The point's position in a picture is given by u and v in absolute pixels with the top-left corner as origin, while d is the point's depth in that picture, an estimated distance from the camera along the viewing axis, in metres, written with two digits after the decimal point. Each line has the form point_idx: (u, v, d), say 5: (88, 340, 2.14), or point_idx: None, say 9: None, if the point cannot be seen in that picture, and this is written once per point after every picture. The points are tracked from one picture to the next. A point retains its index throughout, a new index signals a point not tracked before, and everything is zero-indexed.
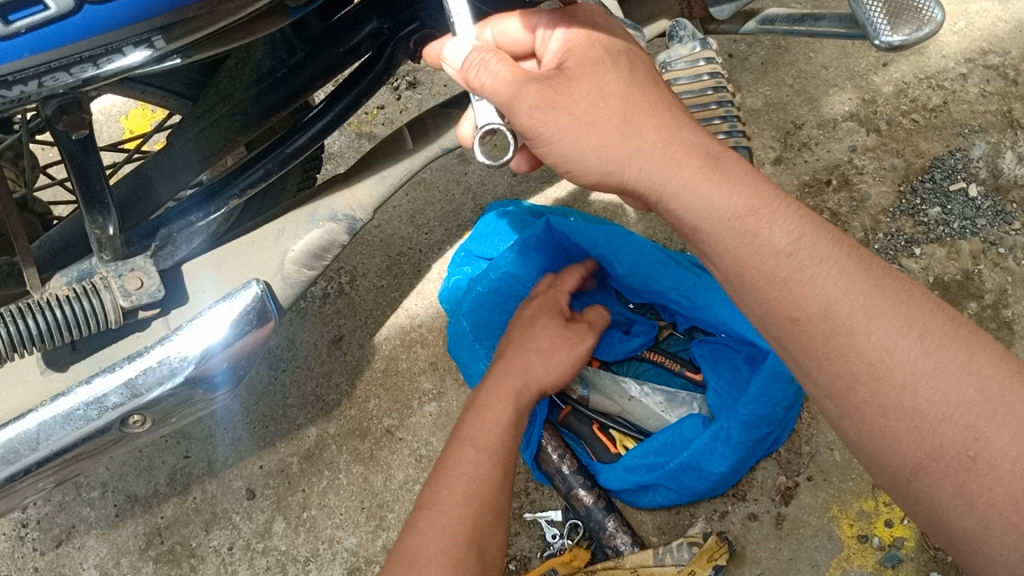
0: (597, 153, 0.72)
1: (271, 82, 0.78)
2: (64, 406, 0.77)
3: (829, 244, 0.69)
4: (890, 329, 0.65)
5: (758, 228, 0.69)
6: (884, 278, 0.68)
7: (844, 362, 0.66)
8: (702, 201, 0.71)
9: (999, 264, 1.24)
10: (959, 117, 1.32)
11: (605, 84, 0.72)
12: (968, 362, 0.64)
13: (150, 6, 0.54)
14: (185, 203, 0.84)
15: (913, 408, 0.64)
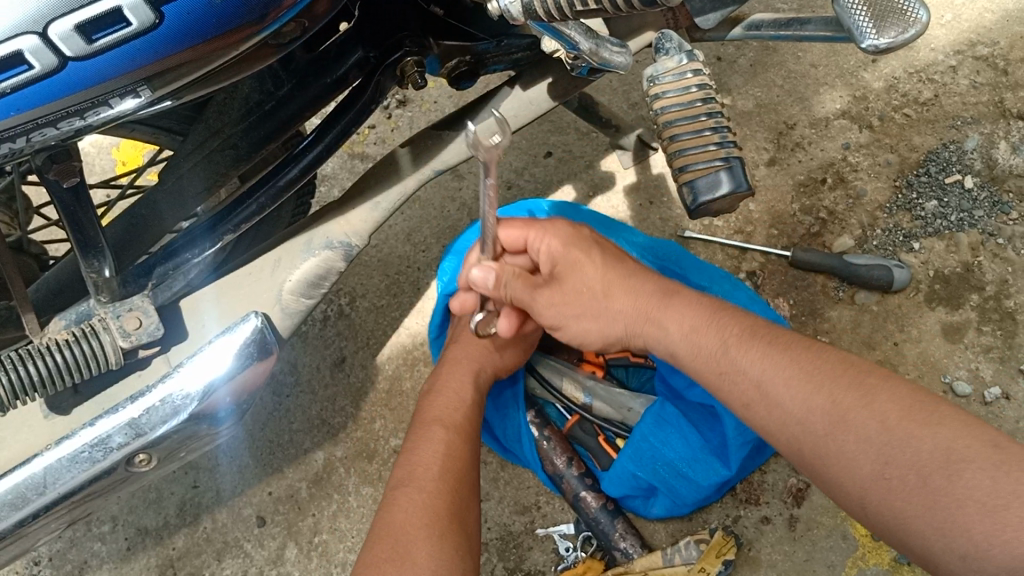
0: (633, 302, 0.84)
1: (260, 115, 0.78)
2: (69, 449, 0.77)
3: (757, 338, 0.74)
4: (779, 384, 0.70)
5: (699, 332, 0.78)
6: (791, 344, 0.72)
7: (782, 429, 0.69)
8: (689, 334, 0.78)
9: (998, 255, 1.24)
10: (951, 109, 1.32)
11: (585, 278, 0.88)
12: (865, 401, 0.65)
13: (134, 60, 0.55)
14: (191, 232, 0.85)
15: (837, 447, 0.65)
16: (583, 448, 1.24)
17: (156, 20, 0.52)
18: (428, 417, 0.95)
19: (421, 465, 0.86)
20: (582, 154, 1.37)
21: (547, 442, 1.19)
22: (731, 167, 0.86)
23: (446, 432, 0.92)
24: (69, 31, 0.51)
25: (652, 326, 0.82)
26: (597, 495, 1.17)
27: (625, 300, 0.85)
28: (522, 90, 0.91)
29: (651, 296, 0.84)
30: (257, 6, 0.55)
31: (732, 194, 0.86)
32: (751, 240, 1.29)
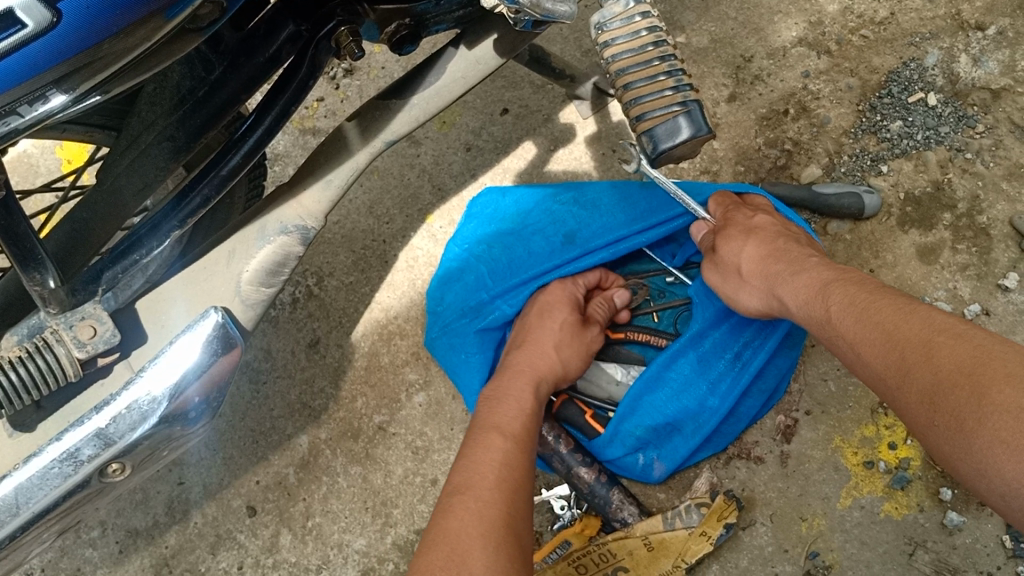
0: (798, 280, 0.93)
1: (193, 103, 0.75)
2: (39, 466, 0.75)
3: (860, 288, 0.85)
4: (920, 384, 0.71)
5: (820, 295, 0.88)
6: (947, 336, 0.71)
7: (915, 372, 0.72)
8: (854, 344, 0.81)
9: (968, 170, 1.22)
10: (908, 26, 1.29)
11: (742, 258, 1.02)
12: (995, 350, 0.68)
13: (36, 62, 0.51)
14: (154, 216, 0.82)
15: (965, 375, 0.67)
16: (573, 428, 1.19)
17: (53, 18, 0.49)
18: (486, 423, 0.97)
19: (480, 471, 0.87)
20: (539, 108, 1.34)
21: None
22: (689, 111, 0.84)
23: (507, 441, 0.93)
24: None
25: (836, 346, 0.85)
26: (591, 467, 1.14)
27: (804, 282, 0.92)
28: (468, 49, 0.88)
29: (836, 304, 0.85)
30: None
31: (692, 139, 0.84)
32: (718, 178, 1.27)
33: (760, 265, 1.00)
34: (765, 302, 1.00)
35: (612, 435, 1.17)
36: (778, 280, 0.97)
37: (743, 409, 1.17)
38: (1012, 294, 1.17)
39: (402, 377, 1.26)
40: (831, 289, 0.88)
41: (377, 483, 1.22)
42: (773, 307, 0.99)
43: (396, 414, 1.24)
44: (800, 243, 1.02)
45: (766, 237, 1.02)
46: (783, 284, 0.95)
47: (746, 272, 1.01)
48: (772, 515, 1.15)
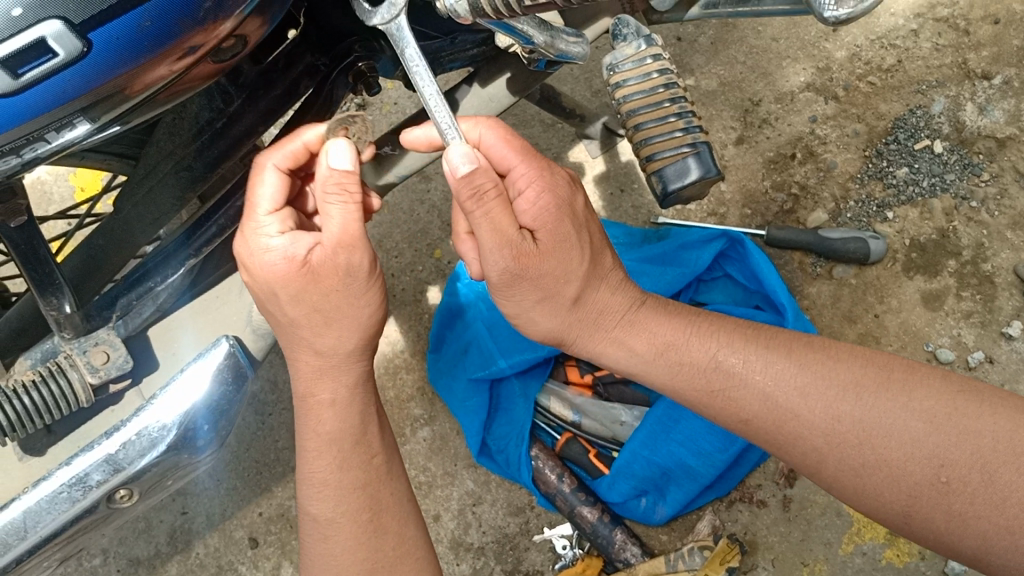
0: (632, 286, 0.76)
1: (211, 133, 0.75)
2: (48, 490, 0.76)
3: (736, 339, 0.73)
4: (899, 433, 0.65)
5: (683, 346, 0.73)
6: (894, 369, 0.68)
7: (801, 416, 0.68)
8: (773, 395, 0.69)
9: (973, 218, 1.24)
10: (915, 74, 1.31)
11: (570, 263, 0.70)
12: (899, 388, 0.66)
13: (65, 90, 0.51)
14: (167, 247, 0.82)
15: (873, 415, 0.66)
16: (576, 465, 1.21)
17: (84, 47, 0.49)
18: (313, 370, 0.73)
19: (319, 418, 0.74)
20: (549, 146, 1.35)
21: (538, 460, 1.18)
22: (698, 152, 0.85)
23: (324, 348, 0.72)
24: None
25: (729, 399, 0.71)
26: (594, 508, 1.16)
27: (658, 326, 0.75)
28: (481, 86, 0.89)
29: (735, 346, 0.73)
30: (195, 23, 0.52)
31: (701, 179, 0.85)
32: (725, 221, 1.28)
33: (502, 234, 0.67)
34: (623, 339, 0.74)
35: (612, 485, 1.17)
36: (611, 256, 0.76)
37: (748, 460, 1.17)
38: (1015, 342, 1.20)
39: (407, 412, 1.25)
40: (728, 354, 0.72)
41: None
42: (563, 333, 0.74)
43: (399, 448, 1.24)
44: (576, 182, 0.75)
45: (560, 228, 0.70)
46: (612, 324, 0.74)
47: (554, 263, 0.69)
48: (773, 560, 1.16)
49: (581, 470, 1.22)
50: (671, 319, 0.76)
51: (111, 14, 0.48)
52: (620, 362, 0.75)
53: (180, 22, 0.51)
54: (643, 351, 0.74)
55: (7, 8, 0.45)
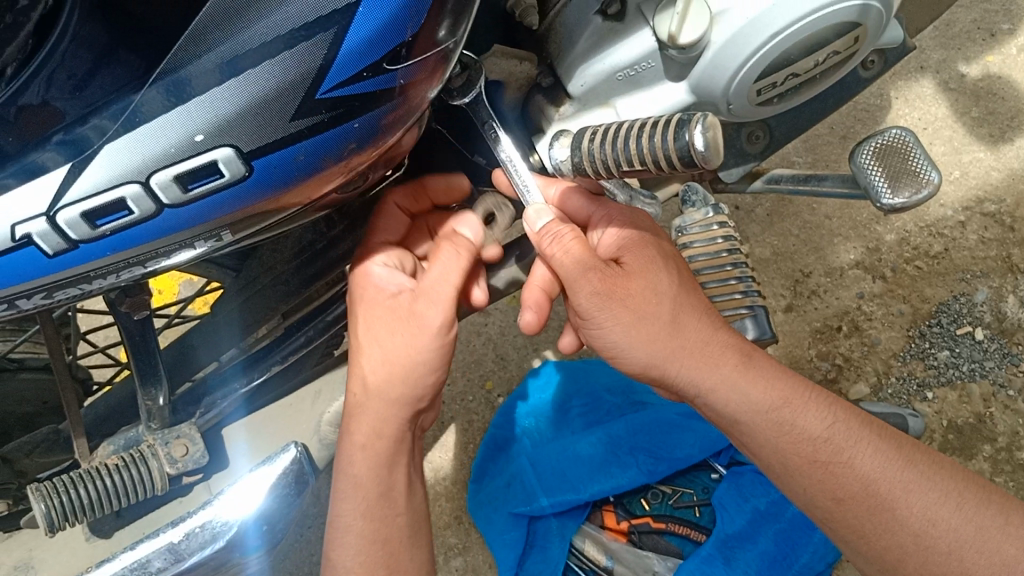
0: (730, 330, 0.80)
1: (311, 253, 0.82)
2: (109, 570, 0.81)
3: (859, 426, 0.77)
4: (991, 553, 0.72)
5: (794, 418, 0.76)
6: (991, 493, 0.75)
7: (902, 503, 0.74)
8: (872, 480, 0.74)
9: (1009, 406, 1.29)
10: (961, 262, 1.37)
11: (657, 283, 0.77)
12: (1003, 523, 0.73)
13: (221, 205, 0.57)
14: (226, 371, 0.86)
15: (970, 532, 0.73)
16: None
17: (245, 172, 0.56)
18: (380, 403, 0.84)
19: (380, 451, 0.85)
20: None
21: None
22: (755, 314, 0.91)
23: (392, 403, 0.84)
24: (168, 180, 0.54)
25: (834, 473, 0.75)
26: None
27: (772, 387, 0.77)
28: None
29: (840, 426, 0.77)
30: (337, 161, 0.59)
31: (756, 340, 0.91)
32: None
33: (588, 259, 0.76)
34: (738, 385, 0.77)
35: None
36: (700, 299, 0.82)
37: None
38: None
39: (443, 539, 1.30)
40: (841, 431, 0.77)
41: None
42: (663, 360, 0.76)
43: None
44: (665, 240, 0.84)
45: (643, 258, 0.79)
46: (725, 367, 0.77)
47: (648, 298, 0.76)
48: None
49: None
50: (785, 378, 0.78)
51: (274, 147, 0.55)
52: (729, 406, 0.77)
53: (326, 159, 0.58)
54: (757, 400, 0.76)
55: (191, 133, 0.52)
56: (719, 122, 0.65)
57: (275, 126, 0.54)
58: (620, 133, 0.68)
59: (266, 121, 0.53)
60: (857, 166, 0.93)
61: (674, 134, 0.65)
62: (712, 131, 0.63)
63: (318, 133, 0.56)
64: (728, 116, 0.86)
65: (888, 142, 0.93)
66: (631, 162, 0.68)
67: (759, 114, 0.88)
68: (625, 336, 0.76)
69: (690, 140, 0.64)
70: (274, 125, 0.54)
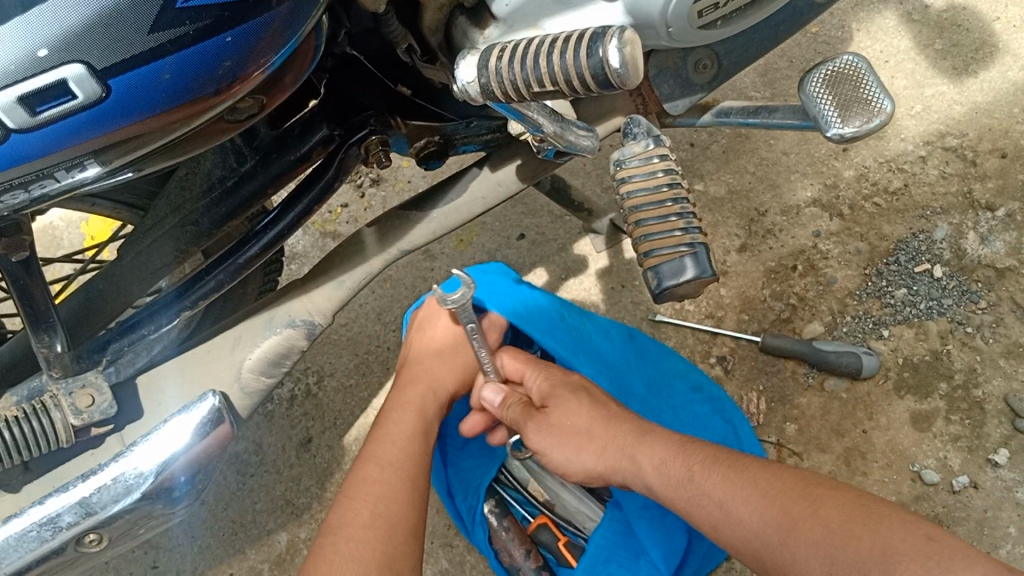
0: (635, 425, 0.91)
1: (221, 191, 0.78)
2: (17, 527, 0.76)
3: (723, 471, 0.78)
4: (817, 534, 0.67)
5: (670, 470, 0.82)
6: (845, 489, 0.70)
7: (749, 518, 0.72)
8: (722, 502, 0.76)
9: (967, 343, 1.25)
10: (921, 199, 1.33)
11: (572, 407, 0.95)
12: (826, 509, 0.68)
13: (80, 133, 0.54)
14: (158, 302, 0.84)
15: (804, 525, 0.68)
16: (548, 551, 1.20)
17: (102, 92, 0.52)
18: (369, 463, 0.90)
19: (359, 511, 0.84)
20: (555, 237, 1.39)
21: (506, 532, 1.18)
22: (696, 253, 0.80)
23: (385, 471, 0.88)
24: (11, 103, 0.50)
25: (694, 507, 0.79)
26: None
27: (658, 445, 0.86)
28: (491, 171, 0.90)
29: (698, 462, 0.81)
30: (211, 81, 0.56)
31: (696, 280, 0.79)
32: (722, 324, 1.30)
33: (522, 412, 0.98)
34: (628, 452, 0.88)
35: None
36: (625, 437, 0.90)
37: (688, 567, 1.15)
38: (1001, 470, 1.19)
39: None
40: (704, 470, 0.80)
41: None
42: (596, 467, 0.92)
43: None
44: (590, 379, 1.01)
45: (597, 399, 0.96)
46: (623, 443, 0.89)
47: (591, 429, 0.93)
48: None
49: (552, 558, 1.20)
50: (670, 443, 0.85)
51: (132, 65, 0.52)
52: (647, 477, 0.85)
53: (197, 79, 0.55)
54: (653, 478, 0.84)
55: (33, 49, 0.48)
56: (638, 38, 0.61)
57: (132, 41, 0.50)
58: (529, 51, 0.63)
59: (121, 37, 0.50)
60: (803, 94, 0.80)
61: (587, 49, 0.60)
62: (630, 47, 0.59)
63: (181, 48, 0.52)
64: (666, 43, 0.75)
65: (838, 69, 0.80)
66: (541, 82, 0.63)
67: (699, 41, 0.77)
68: (570, 452, 0.93)
69: (605, 57, 0.60)
70: (129, 40, 0.50)
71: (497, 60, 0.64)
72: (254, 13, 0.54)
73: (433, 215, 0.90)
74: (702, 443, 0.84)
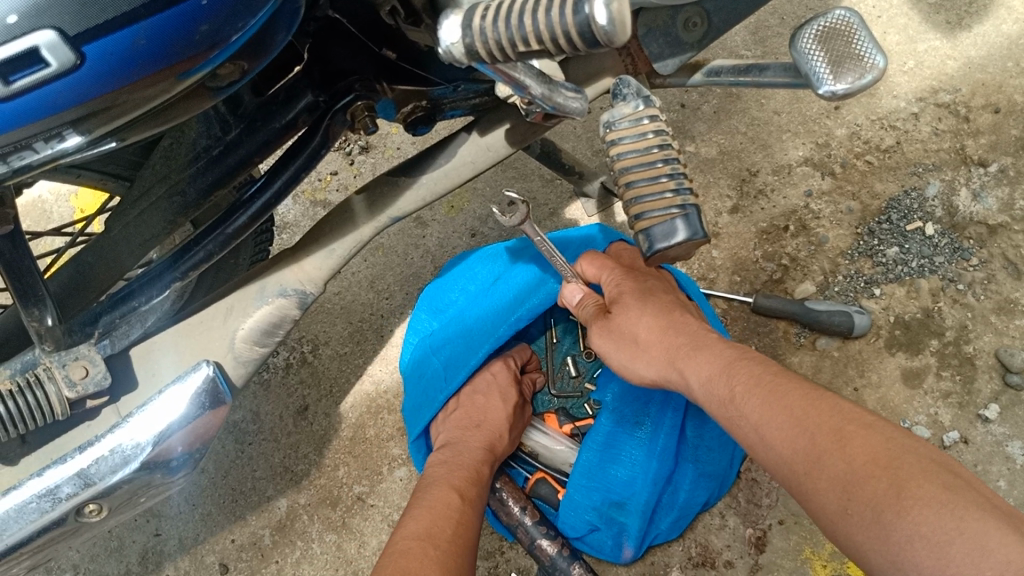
0: (685, 341, 0.93)
1: (207, 160, 0.77)
2: (16, 500, 0.76)
3: (759, 391, 0.78)
4: (839, 468, 0.68)
5: (717, 387, 0.84)
6: (872, 428, 0.70)
7: (783, 439, 0.73)
8: (758, 426, 0.76)
9: (958, 300, 1.25)
10: (913, 156, 1.33)
11: (638, 323, 0.98)
12: (847, 446, 0.69)
13: (57, 101, 0.54)
14: (153, 270, 0.84)
15: (825, 458, 0.69)
16: (545, 503, 1.23)
17: (77, 60, 0.52)
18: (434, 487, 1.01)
19: (431, 523, 0.92)
20: (547, 201, 1.39)
21: (500, 492, 1.17)
22: (686, 214, 0.79)
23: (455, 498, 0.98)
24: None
25: (736, 427, 0.81)
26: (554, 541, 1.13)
27: (707, 361, 0.87)
28: (480, 135, 0.89)
29: (741, 384, 0.81)
30: (187, 45, 0.55)
31: (687, 242, 0.79)
32: (714, 285, 1.32)
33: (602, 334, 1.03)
34: (683, 365, 0.90)
35: (569, 518, 1.18)
36: (678, 352, 0.92)
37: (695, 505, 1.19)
38: (992, 425, 1.19)
39: (385, 451, 1.29)
40: (743, 388, 0.80)
41: (351, 552, 1.24)
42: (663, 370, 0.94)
43: (376, 486, 1.27)
44: (661, 293, 1.03)
45: (664, 306, 0.99)
46: (678, 356, 0.92)
47: (644, 340, 0.97)
48: None
49: (550, 510, 1.23)
50: (719, 356, 0.87)
51: (105, 30, 0.51)
52: (697, 385, 0.87)
53: (174, 43, 0.55)
54: (704, 390, 0.86)
55: (3, 15, 0.48)
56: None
57: (103, 5, 0.50)
58: (514, 8, 0.59)
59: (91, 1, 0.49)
60: (794, 49, 0.78)
61: (573, 6, 0.56)
62: (617, 2, 0.55)
63: (156, 11, 0.52)
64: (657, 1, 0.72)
65: (831, 25, 0.77)
66: (527, 41, 0.59)
67: None
68: (641, 361, 0.97)
69: (591, 14, 0.55)
70: (101, 4, 0.50)
71: (480, 20, 0.60)
72: None
73: (420, 180, 0.90)
74: (751, 355, 0.85)
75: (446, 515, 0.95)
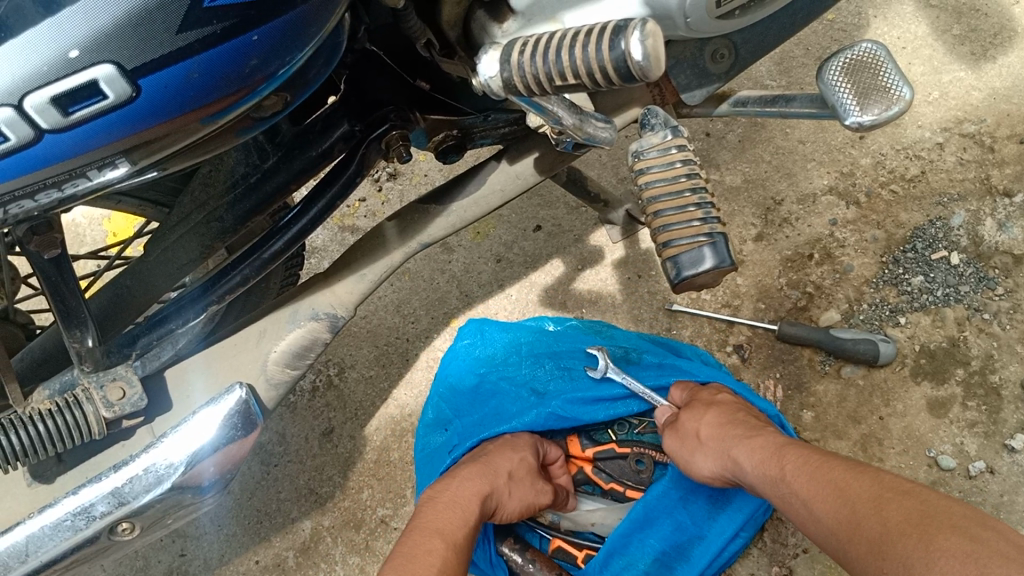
0: (743, 433, 0.97)
1: (244, 188, 0.79)
2: (53, 517, 0.78)
3: (809, 469, 0.81)
4: (877, 528, 0.70)
5: (769, 467, 0.87)
6: (909, 492, 0.72)
7: (828, 508, 0.76)
8: (807, 501, 0.79)
9: (984, 329, 1.25)
10: (938, 186, 1.33)
11: (701, 422, 1.03)
12: (883, 510, 0.71)
13: (111, 132, 0.56)
14: (185, 297, 0.86)
15: (863, 522, 0.72)
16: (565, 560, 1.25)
17: (132, 92, 0.54)
18: (423, 527, 0.99)
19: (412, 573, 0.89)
20: (572, 228, 1.40)
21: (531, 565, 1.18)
22: (714, 242, 0.79)
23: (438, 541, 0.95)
24: (45, 103, 0.52)
25: (786, 505, 0.83)
26: None
27: (760, 447, 0.91)
28: (509, 163, 0.91)
29: (790, 463, 0.84)
30: (237, 78, 0.57)
31: (714, 269, 0.78)
32: (738, 313, 1.32)
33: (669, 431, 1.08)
34: (741, 457, 0.94)
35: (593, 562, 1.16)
36: (733, 442, 0.96)
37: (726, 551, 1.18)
38: (1018, 455, 1.19)
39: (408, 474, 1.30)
40: (793, 468, 0.84)
41: None
42: (726, 468, 0.98)
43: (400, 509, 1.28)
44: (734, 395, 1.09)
45: (728, 409, 1.03)
46: (736, 446, 0.96)
47: (704, 437, 1.01)
48: None
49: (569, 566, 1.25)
50: (772, 444, 0.91)
51: (160, 65, 0.53)
52: (752, 470, 0.91)
53: (225, 77, 0.57)
54: (757, 474, 0.90)
55: (65, 50, 0.50)
56: (661, 29, 0.58)
57: (160, 41, 0.52)
58: (552, 44, 0.60)
59: (150, 36, 0.51)
60: (821, 80, 0.79)
61: (609, 42, 0.57)
62: (651, 38, 0.56)
63: (209, 47, 0.54)
64: (684, 34, 0.72)
65: (857, 57, 0.78)
66: (564, 75, 0.60)
67: (720, 30, 0.73)
68: (705, 458, 1.00)
69: (627, 49, 0.56)
70: (159, 39, 0.52)
71: (518, 55, 0.62)
72: (277, 12, 0.55)
73: (450, 208, 0.91)
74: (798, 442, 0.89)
75: (428, 563, 0.91)
